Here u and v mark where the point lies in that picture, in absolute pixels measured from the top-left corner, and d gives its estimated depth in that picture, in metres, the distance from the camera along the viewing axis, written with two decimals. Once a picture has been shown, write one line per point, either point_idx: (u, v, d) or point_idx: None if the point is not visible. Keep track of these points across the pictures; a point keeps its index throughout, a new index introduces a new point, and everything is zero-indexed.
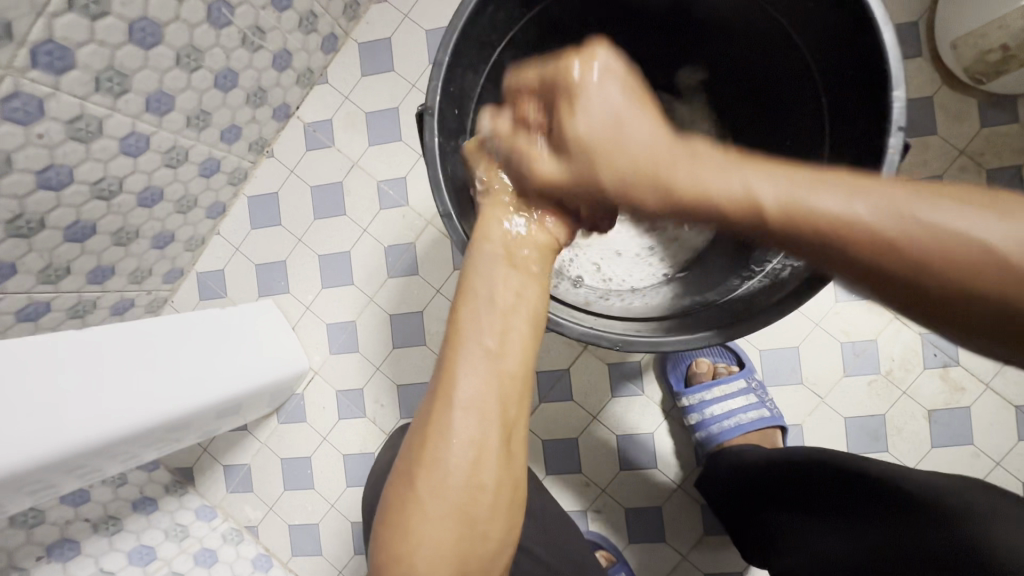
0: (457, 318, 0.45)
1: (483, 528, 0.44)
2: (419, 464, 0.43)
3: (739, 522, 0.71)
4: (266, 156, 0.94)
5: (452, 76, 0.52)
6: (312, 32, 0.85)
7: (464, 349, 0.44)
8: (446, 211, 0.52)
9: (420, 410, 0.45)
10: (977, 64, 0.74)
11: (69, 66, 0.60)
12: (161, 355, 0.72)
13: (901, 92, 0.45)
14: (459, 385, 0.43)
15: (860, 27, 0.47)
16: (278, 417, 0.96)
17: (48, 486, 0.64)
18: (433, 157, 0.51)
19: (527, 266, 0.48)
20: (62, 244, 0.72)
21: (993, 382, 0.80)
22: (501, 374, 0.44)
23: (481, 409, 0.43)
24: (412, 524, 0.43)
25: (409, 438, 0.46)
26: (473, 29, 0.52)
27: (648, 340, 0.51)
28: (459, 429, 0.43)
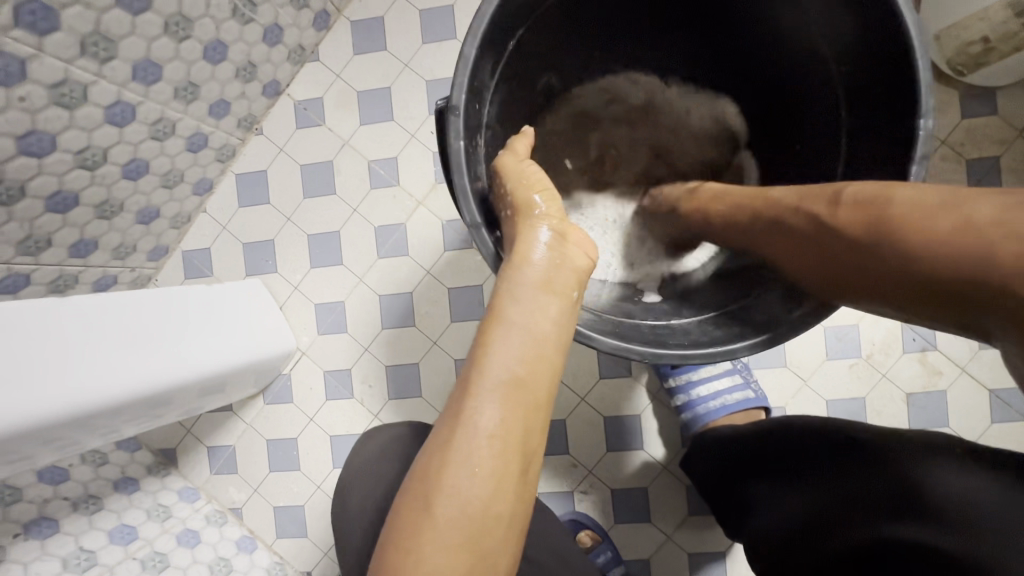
0: (483, 344, 0.45)
1: (494, 563, 0.42)
2: (434, 493, 0.42)
3: (722, 495, 0.71)
4: (255, 134, 0.93)
5: (476, 67, 0.52)
6: (303, 7, 0.84)
7: (488, 374, 0.44)
8: (474, 220, 0.51)
9: (438, 435, 0.44)
10: (959, 55, 0.77)
11: (54, 28, 0.59)
12: (148, 330, 0.72)
13: (929, 120, 0.48)
14: (483, 410, 0.43)
15: (896, 50, 0.50)
16: (263, 398, 0.95)
17: (25, 458, 0.64)
18: (457, 159, 0.50)
19: (563, 294, 0.48)
20: (43, 215, 0.70)
21: (969, 367, 0.82)
22: (525, 400, 0.44)
23: (504, 436, 0.43)
24: (422, 554, 0.40)
25: (421, 462, 0.44)
26: (498, 19, 0.52)
27: (678, 355, 0.52)
28: (480, 455, 0.42)
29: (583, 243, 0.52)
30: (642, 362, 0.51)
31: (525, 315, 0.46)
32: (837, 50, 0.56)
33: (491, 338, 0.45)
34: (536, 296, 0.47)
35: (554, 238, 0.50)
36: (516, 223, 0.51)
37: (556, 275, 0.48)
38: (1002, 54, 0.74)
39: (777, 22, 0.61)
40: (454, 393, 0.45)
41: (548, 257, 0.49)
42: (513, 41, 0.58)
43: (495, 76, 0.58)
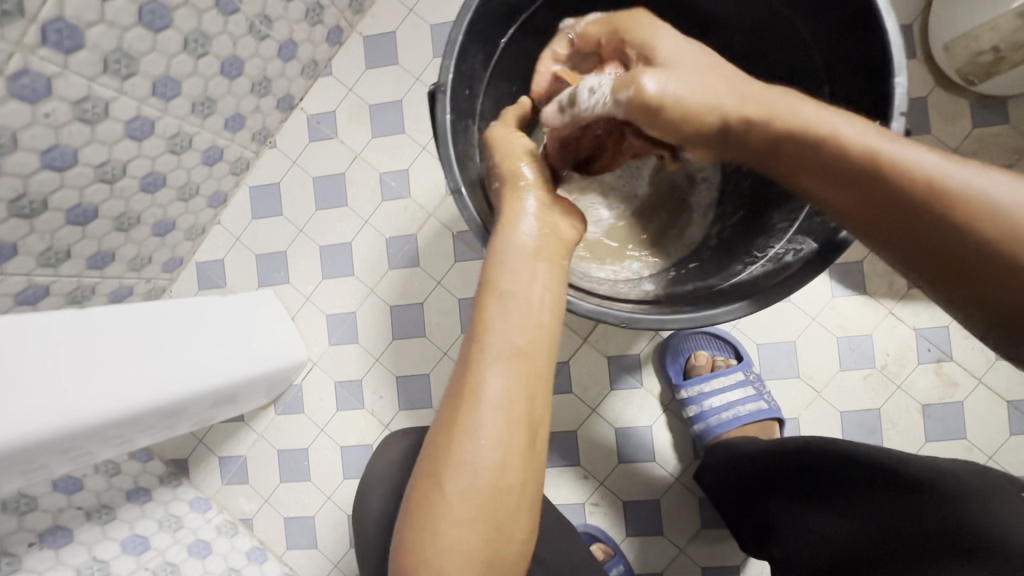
0: (482, 319, 0.46)
1: (508, 530, 0.43)
2: (446, 467, 0.43)
3: (739, 511, 0.72)
4: (268, 147, 0.94)
5: (464, 55, 0.53)
6: (318, 23, 0.85)
7: (491, 347, 0.45)
8: (456, 189, 0.51)
9: (445, 409, 0.45)
10: (969, 65, 0.77)
11: (78, 45, 0.60)
12: (162, 341, 0.72)
13: (902, 78, 0.46)
14: (488, 383, 0.44)
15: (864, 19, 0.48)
16: (275, 408, 0.96)
17: (41, 467, 0.64)
18: (443, 133, 0.51)
19: (553, 262, 0.48)
20: (64, 227, 0.71)
21: (985, 378, 0.81)
22: (527, 370, 0.45)
23: (509, 405, 0.44)
24: (440, 524, 0.42)
25: (431, 438, 0.46)
26: (486, 11, 0.53)
27: (657, 317, 0.50)
28: (488, 427, 0.43)
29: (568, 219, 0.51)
30: (620, 326, 0.50)
31: (519, 284, 0.46)
32: (826, 60, 0.55)
33: (490, 313, 0.46)
34: (529, 266, 0.47)
35: (539, 211, 0.50)
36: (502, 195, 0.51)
37: (547, 246, 0.48)
38: (1014, 64, 0.73)
39: (764, 34, 0.59)
40: (457, 370, 0.46)
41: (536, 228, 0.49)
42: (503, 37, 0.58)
43: (487, 69, 0.58)
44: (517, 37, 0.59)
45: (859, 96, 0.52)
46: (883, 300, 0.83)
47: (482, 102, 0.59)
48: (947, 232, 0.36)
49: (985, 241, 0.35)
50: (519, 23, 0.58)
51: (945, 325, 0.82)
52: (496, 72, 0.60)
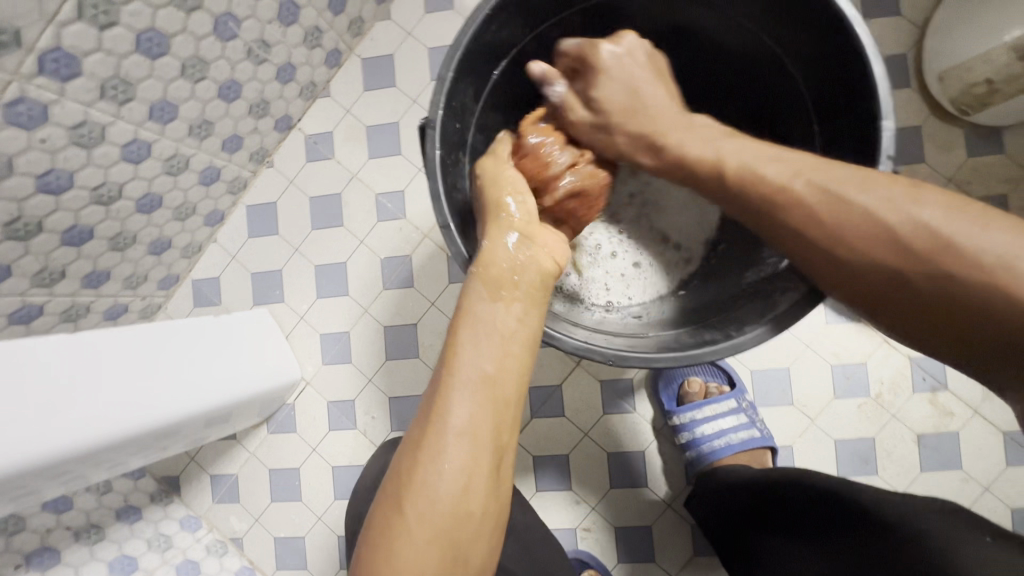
0: (454, 343, 0.45)
1: (467, 556, 0.43)
2: (409, 491, 0.43)
3: (724, 543, 0.71)
4: (266, 166, 0.95)
5: (456, 88, 0.53)
6: (316, 46, 0.86)
7: (460, 372, 0.44)
8: (445, 224, 0.52)
9: (412, 430, 0.45)
10: (963, 96, 0.77)
11: (75, 73, 0.61)
12: (156, 362, 0.73)
13: (890, 121, 0.47)
14: (455, 408, 0.43)
15: (849, 57, 0.49)
16: (267, 427, 0.95)
17: (32, 492, 0.64)
18: (433, 168, 0.52)
19: (528, 295, 0.48)
20: (59, 248, 0.72)
21: (981, 409, 0.81)
22: (494, 397, 0.44)
23: (473, 433, 0.43)
24: (395, 547, 0.42)
25: (396, 461, 0.45)
26: (479, 45, 0.53)
27: (643, 356, 0.50)
28: (454, 451, 0.43)
29: (558, 249, 0.52)
30: (606, 363, 0.50)
31: (490, 309, 0.46)
32: (815, 96, 0.55)
33: (461, 338, 0.45)
34: (499, 293, 0.47)
35: (520, 239, 0.50)
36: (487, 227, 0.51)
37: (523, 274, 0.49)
38: (1008, 95, 0.73)
39: (756, 65, 0.60)
40: (426, 393, 0.46)
41: (519, 260, 0.49)
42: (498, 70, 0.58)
43: (480, 101, 0.59)
44: (509, 68, 0.60)
45: (846, 133, 0.52)
46: (877, 328, 0.83)
47: (473, 135, 0.59)
48: (920, 297, 0.38)
49: (982, 314, 0.36)
50: (510, 57, 0.59)
51: None
52: (488, 103, 0.60)
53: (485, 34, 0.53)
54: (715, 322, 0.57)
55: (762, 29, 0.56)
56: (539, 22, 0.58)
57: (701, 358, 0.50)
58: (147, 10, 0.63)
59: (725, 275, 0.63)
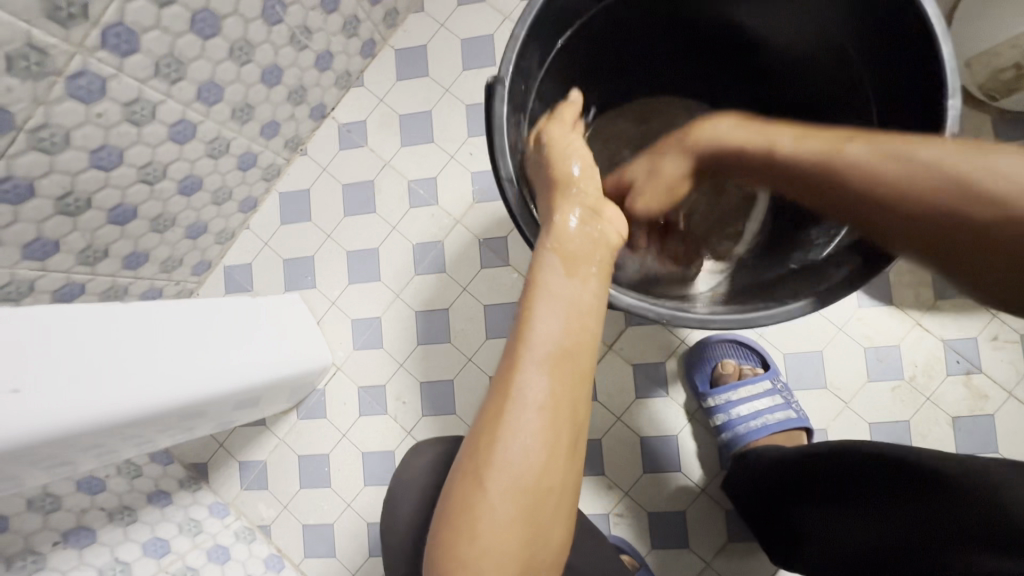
0: (525, 318, 0.46)
1: (547, 526, 0.45)
2: (490, 464, 0.44)
3: (761, 521, 0.72)
4: (299, 154, 0.96)
5: (523, 51, 0.53)
6: (353, 35, 0.88)
7: (535, 347, 0.45)
8: (507, 176, 0.51)
9: (487, 406, 0.46)
10: (991, 81, 0.79)
11: (133, 49, 0.62)
12: (194, 340, 0.74)
13: (956, 101, 0.48)
14: (532, 381, 0.44)
15: (913, 37, 0.50)
16: (297, 413, 0.95)
17: (65, 463, 0.65)
18: (497, 123, 0.51)
19: (594, 268, 0.49)
20: (104, 226, 0.73)
21: (1016, 391, 0.81)
22: (567, 369, 0.45)
23: (551, 406, 0.44)
24: (480, 521, 0.43)
25: (472, 437, 0.46)
26: (546, 13, 0.54)
27: (698, 317, 0.49)
28: (533, 424, 0.44)
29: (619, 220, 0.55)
30: (660, 322, 0.49)
31: (560, 282, 0.47)
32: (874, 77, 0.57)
33: (532, 312, 0.46)
34: (573, 269, 0.48)
35: (586, 213, 0.52)
36: (551, 198, 0.53)
37: (592, 250, 0.50)
38: None
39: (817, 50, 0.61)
40: (498, 368, 0.47)
41: (580, 231, 0.51)
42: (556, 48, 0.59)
43: (541, 68, 0.59)
44: (570, 42, 0.61)
45: (910, 114, 0.53)
46: (910, 310, 0.83)
47: (532, 102, 0.59)
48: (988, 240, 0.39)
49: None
50: (575, 29, 0.60)
51: (973, 336, 0.82)
52: (546, 75, 0.61)
53: (551, 5, 0.53)
54: (766, 292, 0.57)
55: (827, 15, 0.58)
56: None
57: (754, 322, 0.49)
58: None
59: (772, 258, 0.63)
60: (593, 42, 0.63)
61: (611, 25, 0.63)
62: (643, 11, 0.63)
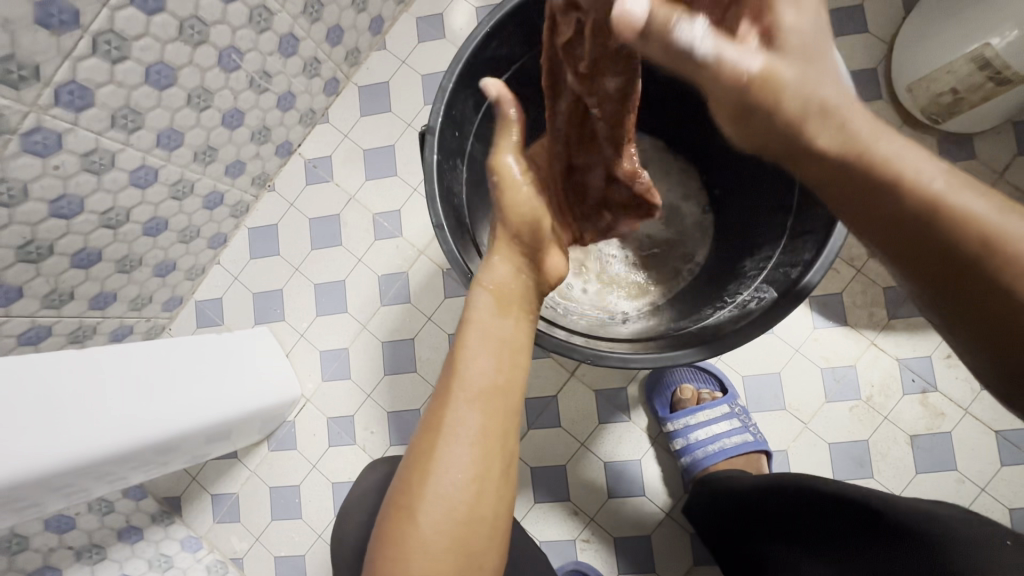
0: (456, 356, 0.48)
1: (481, 560, 0.45)
2: (421, 500, 0.45)
3: (729, 549, 0.72)
4: (267, 190, 0.98)
5: (455, 98, 0.56)
6: (315, 76, 0.91)
7: (465, 384, 0.46)
8: (438, 223, 0.54)
9: (419, 441, 0.47)
10: (931, 105, 0.80)
11: (88, 104, 0.65)
12: (162, 377, 0.75)
13: None
14: (461, 417, 0.46)
15: None
16: (268, 445, 0.96)
17: (33, 505, 0.65)
18: (430, 171, 0.54)
19: (523, 306, 0.51)
20: (68, 270, 0.75)
21: (971, 408, 0.82)
22: (496, 404, 0.47)
23: (481, 440, 0.46)
24: (412, 557, 0.44)
25: (404, 473, 0.47)
26: (478, 61, 0.57)
27: (620, 356, 0.52)
28: (463, 459, 0.45)
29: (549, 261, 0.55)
30: (583, 362, 0.52)
31: (487, 318, 0.49)
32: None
33: (464, 350, 0.48)
34: (502, 307, 0.50)
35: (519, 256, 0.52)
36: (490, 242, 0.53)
37: (520, 289, 0.51)
38: (972, 104, 0.77)
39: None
40: (429, 405, 0.48)
41: (507, 275, 0.51)
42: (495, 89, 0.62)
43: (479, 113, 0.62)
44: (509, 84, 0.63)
45: None
46: (865, 331, 0.84)
47: (472, 143, 0.62)
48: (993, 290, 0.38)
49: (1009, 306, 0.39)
50: (511, 72, 0.62)
51: (927, 355, 0.83)
52: (487, 115, 0.63)
53: (484, 53, 0.56)
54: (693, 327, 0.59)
55: None
56: (539, 42, 0.61)
57: (671, 360, 0.52)
58: (157, 45, 0.67)
59: (706, 289, 0.66)
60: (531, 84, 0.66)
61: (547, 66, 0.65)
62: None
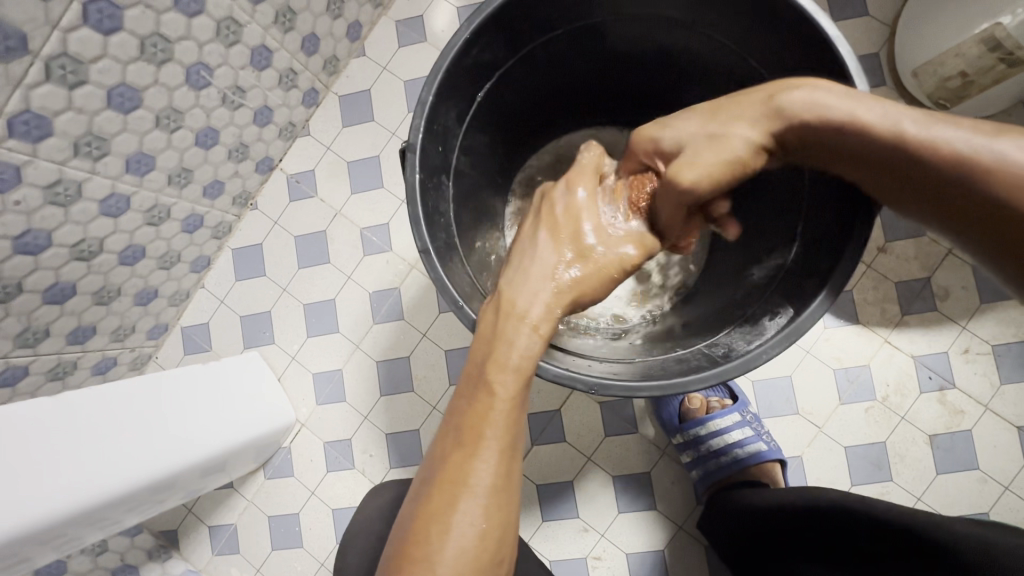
0: (488, 401, 0.43)
1: None
2: (438, 555, 0.41)
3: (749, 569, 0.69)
4: (250, 209, 0.94)
5: (436, 112, 0.53)
6: (292, 88, 0.86)
7: (493, 433, 0.43)
8: (424, 246, 0.51)
9: (434, 488, 0.43)
10: (939, 90, 0.77)
11: (47, 133, 0.61)
12: (149, 414, 0.71)
13: None
14: (486, 468, 0.43)
15: (834, 75, 0.50)
16: (264, 472, 0.93)
17: (22, 561, 0.61)
18: (413, 191, 0.51)
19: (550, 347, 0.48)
20: (40, 307, 0.71)
21: (992, 404, 0.79)
22: (518, 455, 0.44)
23: (504, 493, 0.43)
24: None
25: (415, 519, 0.43)
26: (460, 69, 0.53)
27: (624, 385, 0.49)
28: (485, 512, 0.42)
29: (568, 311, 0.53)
30: (587, 392, 0.49)
31: (528, 361, 0.45)
32: None
33: (498, 397, 0.44)
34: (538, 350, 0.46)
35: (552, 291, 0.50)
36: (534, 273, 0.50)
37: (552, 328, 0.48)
38: (982, 87, 0.73)
39: (745, 84, 0.60)
40: (448, 449, 0.44)
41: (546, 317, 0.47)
42: (479, 99, 0.58)
43: (464, 124, 0.58)
44: (493, 91, 0.59)
45: None
46: (877, 328, 0.81)
47: (458, 156, 0.58)
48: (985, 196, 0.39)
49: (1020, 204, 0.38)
50: (495, 79, 0.58)
51: (943, 351, 0.80)
52: (473, 125, 0.59)
53: (465, 60, 0.52)
54: (705, 346, 0.55)
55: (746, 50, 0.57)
56: (524, 44, 0.57)
57: (684, 387, 0.48)
58: (117, 67, 0.64)
59: (716, 303, 0.62)
60: (518, 88, 0.62)
61: (535, 69, 0.61)
62: (569, 53, 0.61)
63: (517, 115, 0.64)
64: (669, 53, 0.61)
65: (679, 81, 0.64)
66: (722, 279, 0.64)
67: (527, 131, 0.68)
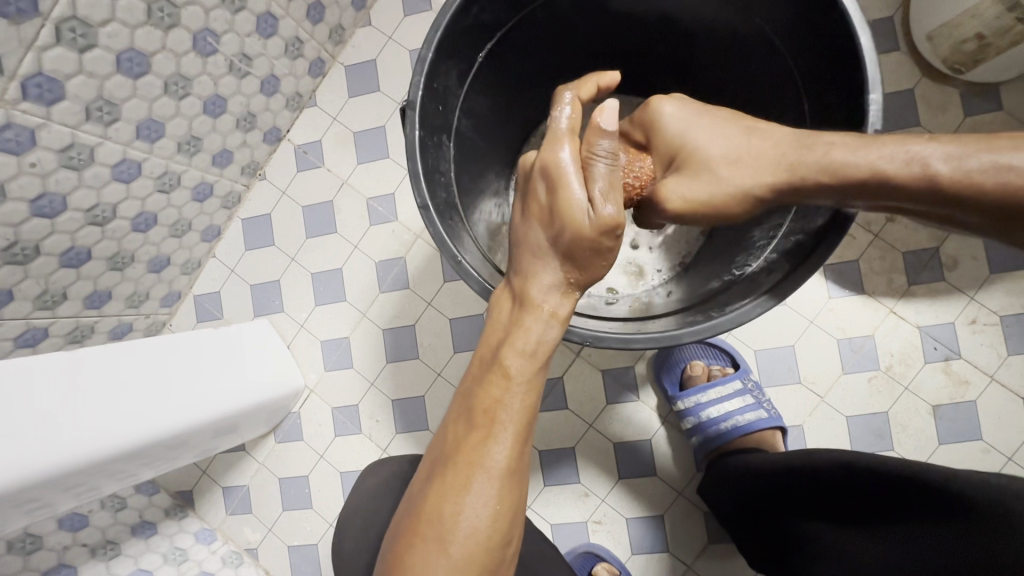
0: (503, 384, 0.45)
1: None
2: (450, 532, 0.44)
3: (756, 530, 0.69)
4: (258, 179, 0.96)
5: (436, 70, 0.53)
6: (298, 57, 0.87)
7: (507, 415, 0.45)
8: (423, 203, 0.51)
9: (448, 459, 0.46)
10: (954, 54, 0.75)
11: (59, 97, 0.63)
12: (162, 373, 0.73)
13: (876, 94, 0.47)
14: (500, 451, 0.45)
15: (837, 27, 0.49)
16: (274, 437, 0.96)
17: (45, 505, 0.65)
18: (413, 148, 0.51)
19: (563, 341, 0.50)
20: (58, 270, 0.73)
21: (998, 374, 0.78)
22: (530, 438, 0.47)
23: (515, 473, 0.45)
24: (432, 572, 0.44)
25: (427, 488, 0.46)
26: (460, 28, 0.53)
27: (619, 337, 0.50)
28: (497, 492, 0.44)
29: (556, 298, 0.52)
30: (582, 345, 0.50)
31: (546, 347, 0.47)
32: (806, 71, 0.55)
33: (516, 380, 0.45)
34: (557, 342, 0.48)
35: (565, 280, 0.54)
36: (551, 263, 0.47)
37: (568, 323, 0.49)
38: (999, 50, 0.71)
39: (750, 43, 0.59)
40: (463, 429, 0.46)
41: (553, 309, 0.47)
42: (479, 58, 0.58)
43: (465, 84, 0.58)
44: (495, 50, 0.59)
45: (836, 107, 0.53)
46: (883, 298, 0.80)
47: (458, 118, 0.59)
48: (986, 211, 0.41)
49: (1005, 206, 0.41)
50: (496, 39, 0.58)
51: (950, 321, 0.79)
52: (473, 86, 0.59)
53: (465, 16, 0.52)
54: (699, 306, 0.57)
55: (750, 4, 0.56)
56: (524, 4, 0.57)
57: (678, 339, 0.49)
58: (125, 31, 0.65)
59: (714, 265, 0.63)
60: (519, 50, 0.62)
61: (534, 30, 0.61)
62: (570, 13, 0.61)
63: (521, 78, 0.65)
64: (671, 14, 0.61)
65: (681, 43, 0.64)
66: (722, 243, 0.65)
67: (531, 96, 0.68)
